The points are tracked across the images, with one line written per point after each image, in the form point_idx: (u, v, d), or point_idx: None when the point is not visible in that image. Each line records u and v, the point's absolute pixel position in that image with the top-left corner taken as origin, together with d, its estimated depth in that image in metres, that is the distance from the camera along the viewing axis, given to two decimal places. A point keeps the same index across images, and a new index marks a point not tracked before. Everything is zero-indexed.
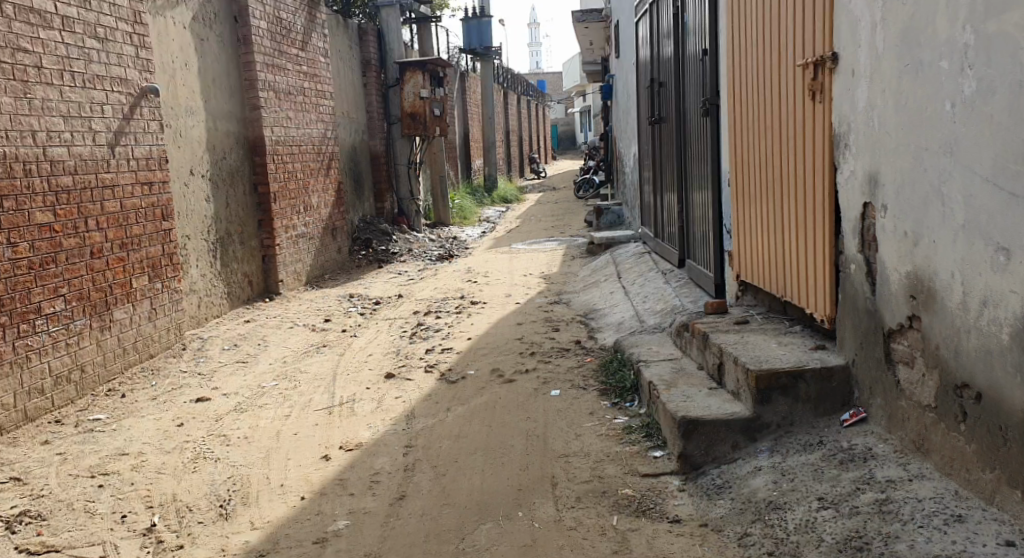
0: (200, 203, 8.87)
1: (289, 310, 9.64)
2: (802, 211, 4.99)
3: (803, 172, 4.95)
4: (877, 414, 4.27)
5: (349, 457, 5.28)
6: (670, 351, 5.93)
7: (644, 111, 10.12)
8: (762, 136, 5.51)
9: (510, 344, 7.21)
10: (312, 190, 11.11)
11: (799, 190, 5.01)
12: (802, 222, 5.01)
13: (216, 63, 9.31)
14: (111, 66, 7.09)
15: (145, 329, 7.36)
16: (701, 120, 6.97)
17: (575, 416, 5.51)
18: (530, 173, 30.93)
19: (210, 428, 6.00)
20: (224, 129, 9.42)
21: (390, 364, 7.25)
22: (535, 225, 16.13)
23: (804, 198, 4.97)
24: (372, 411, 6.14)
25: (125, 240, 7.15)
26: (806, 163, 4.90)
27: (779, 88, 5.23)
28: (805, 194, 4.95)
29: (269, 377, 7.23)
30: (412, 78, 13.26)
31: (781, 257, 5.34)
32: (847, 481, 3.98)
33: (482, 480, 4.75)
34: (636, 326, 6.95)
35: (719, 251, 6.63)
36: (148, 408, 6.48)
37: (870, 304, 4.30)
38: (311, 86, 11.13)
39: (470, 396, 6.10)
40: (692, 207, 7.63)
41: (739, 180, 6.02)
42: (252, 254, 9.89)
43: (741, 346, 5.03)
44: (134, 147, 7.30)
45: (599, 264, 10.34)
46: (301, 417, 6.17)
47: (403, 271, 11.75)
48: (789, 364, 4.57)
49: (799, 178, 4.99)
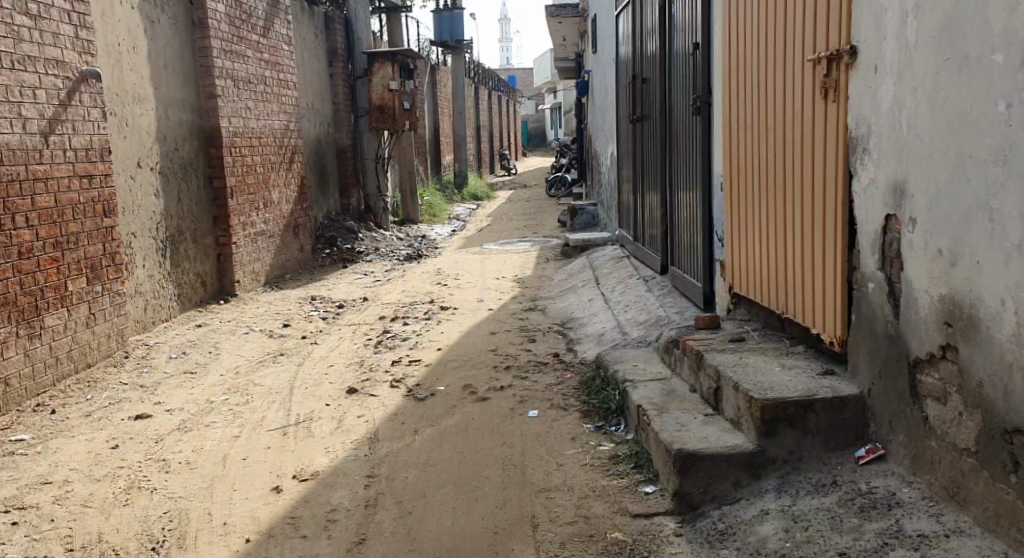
0: (149, 197, 8.26)
1: (246, 314, 9.02)
2: (801, 224, 4.40)
3: (803, 180, 4.35)
4: (898, 452, 3.74)
5: (302, 489, 4.72)
6: (658, 368, 5.37)
7: (626, 108, 9.53)
8: (755, 138, 4.91)
9: (482, 357, 6.64)
10: (272, 185, 10.49)
11: (797, 199, 4.42)
12: (801, 236, 4.41)
13: (169, 48, 8.68)
14: (46, 47, 6.57)
15: (82, 337, 6.85)
16: (691, 120, 6.39)
17: (555, 443, 4.92)
18: (501, 170, 30.36)
19: (148, 452, 5.46)
20: (178, 119, 8.81)
21: (351, 377, 6.66)
22: (506, 224, 15.55)
23: (803, 208, 4.38)
24: (332, 432, 5.57)
25: (59, 239, 6.63)
26: (809, 168, 4.29)
27: (774, 86, 4.63)
28: (805, 203, 4.35)
29: (219, 391, 6.66)
30: (380, 69, 12.65)
31: (775, 273, 4.74)
32: (872, 533, 3.47)
33: (452, 521, 4.18)
34: (618, 339, 6.39)
35: (708, 261, 6.05)
36: (81, 428, 5.93)
37: (893, 328, 3.75)
38: (272, 75, 10.50)
39: (439, 417, 5.53)
40: (678, 211, 7.04)
41: (729, 186, 5.42)
42: (206, 253, 9.27)
43: (740, 366, 4.41)
44: (71, 137, 6.78)
45: (575, 267, 9.78)
46: (250, 439, 5.60)
47: (369, 272, 11.16)
48: (797, 392, 3.98)
49: (800, 186, 4.39)
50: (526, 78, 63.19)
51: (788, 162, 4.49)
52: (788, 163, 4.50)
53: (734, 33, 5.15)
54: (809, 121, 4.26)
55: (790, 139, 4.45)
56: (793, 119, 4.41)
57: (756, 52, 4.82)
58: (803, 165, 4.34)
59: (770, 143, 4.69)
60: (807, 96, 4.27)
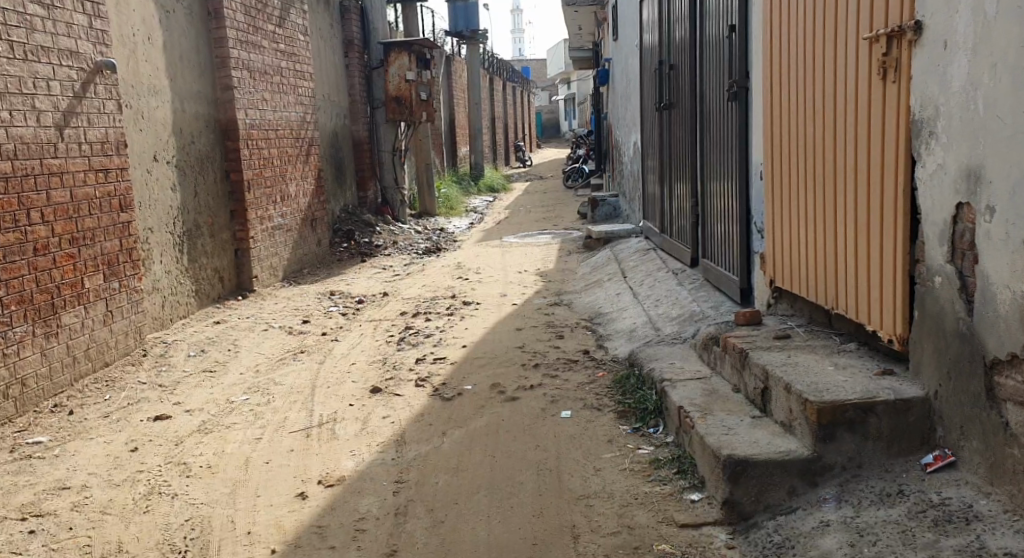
0: (165, 191, 8.07)
1: (264, 310, 8.82)
2: (853, 214, 4.17)
3: (856, 167, 4.13)
4: (971, 459, 3.53)
5: (329, 496, 4.51)
6: (697, 366, 5.16)
7: (651, 96, 9.31)
8: (800, 123, 4.68)
9: (510, 355, 6.42)
10: (289, 178, 10.29)
11: (848, 187, 4.19)
12: (853, 226, 4.18)
13: (183, 39, 8.48)
14: (59, 36, 6.38)
15: (99, 335, 6.67)
16: (726, 106, 6.17)
17: (592, 446, 4.71)
18: (514, 162, 30.12)
19: (168, 455, 5.28)
20: (193, 111, 8.61)
21: (375, 376, 6.46)
22: (525, 216, 15.33)
23: (856, 196, 4.15)
24: (357, 434, 5.36)
25: (75, 235, 6.47)
26: (863, 154, 4.07)
27: (822, 67, 4.40)
28: (858, 191, 4.12)
29: (239, 391, 6.47)
30: (397, 58, 12.46)
31: (821, 265, 4.52)
32: (950, 550, 3.27)
33: (489, 531, 3.98)
34: (651, 335, 6.18)
35: (746, 253, 5.83)
36: (98, 430, 5.75)
37: (965, 326, 3.53)
38: (288, 66, 10.29)
39: (468, 418, 5.33)
40: (710, 201, 6.83)
41: (769, 174, 5.19)
42: (223, 248, 9.08)
43: (790, 366, 4.18)
44: (87, 130, 6.60)
45: (599, 261, 9.55)
46: (273, 441, 5.40)
47: (388, 266, 10.96)
48: (856, 394, 3.77)
49: (852, 173, 4.16)
50: (538, 69, 62.90)
51: (839, 147, 4.26)
52: (838, 149, 4.27)
53: (777, 12, 4.91)
54: (864, 104, 4.04)
55: (841, 123, 4.23)
56: (845, 102, 4.19)
57: (802, 32, 4.59)
58: (856, 150, 4.12)
59: (817, 129, 4.47)
60: (862, 77, 4.04)
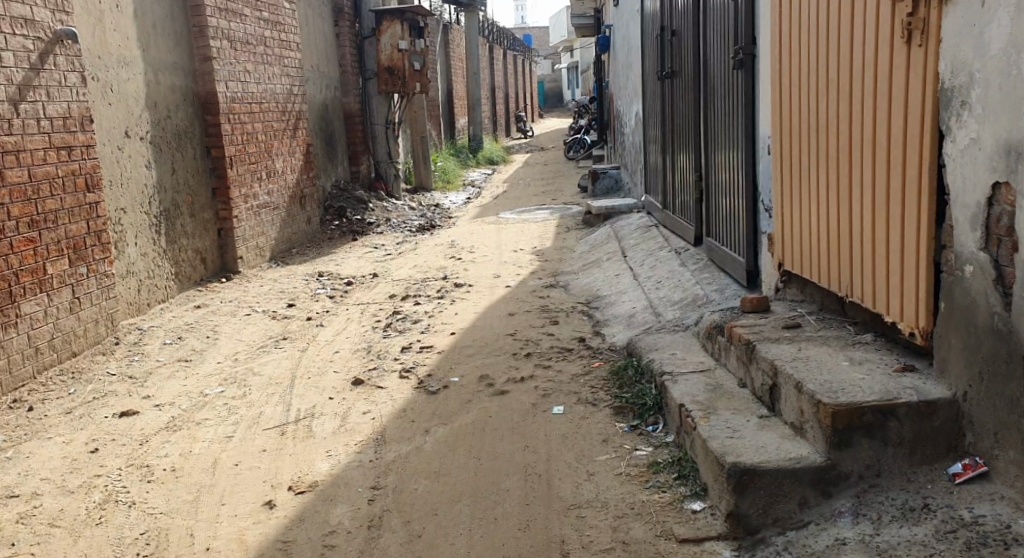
0: (139, 169, 7.68)
1: (248, 292, 8.43)
2: (870, 194, 3.78)
3: (874, 141, 3.73)
4: (1007, 471, 3.18)
5: (297, 504, 4.15)
6: (700, 357, 4.78)
7: (652, 64, 8.88)
8: (813, 91, 4.26)
9: (501, 343, 6.04)
10: (276, 153, 9.88)
11: (865, 165, 3.79)
12: (870, 207, 3.79)
13: (156, 7, 8.05)
14: (12, 4, 6.01)
15: (65, 324, 6.30)
16: (732, 73, 5.76)
17: (585, 446, 4.33)
18: (516, 133, 29.63)
19: (130, 456, 4.93)
20: (169, 84, 8.21)
21: (358, 365, 6.08)
22: (525, 190, 14.90)
23: (873, 174, 3.75)
24: (335, 432, 4.99)
25: (35, 218, 6.10)
26: (882, 126, 3.66)
27: (839, 28, 3.97)
28: (876, 168, 3.72)
29: (214, 382, 6.10)
30: (389, 28, 12.03)
31: (834, 249, 4.13)
32: None
33: (469, 548, 3.62)
34: (651, 321, 5.79)
35: (752, 233, 5.44)
36: (59, 427, 5.40)
37: (1001, 322, 3.17)
38: (273, 36, 9.85)
39: (453, 414, 4.96)
40: (714, 176, 6.44)
41: (778, 150, 4.79)
42: (205, 228, 8.68)
43: (801, 360, 3.80)
44: (46, 105, 6.25)
45: (598, 238, 9.16)
46: (245, 439, 5.04)
47: (380, 245, 10.56)
48: (875, 396, 3.40)
49: (870, 148, 3.76)
50: (540, 40, 62.16)
51: (856, 120, 3.86)
52: (854, 122, 3.87)
53: None
54: (884, 71, 3.63)
55: (859, 90, 3.82)
56: (863, 69, 3.78)
57: None
58: (875, 123, 3.72)
59: (831, 100, 4.07)
60: (883, 40, 3.63)
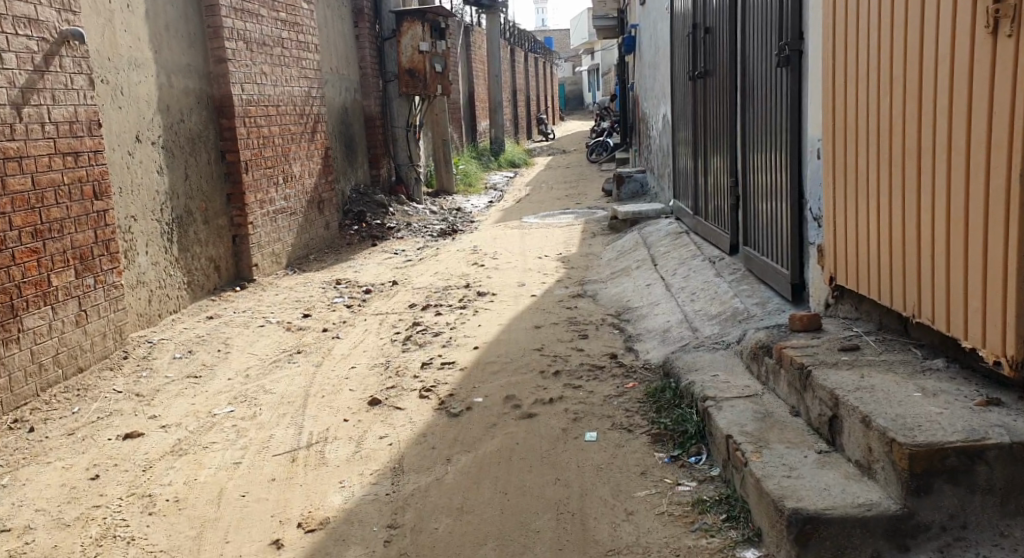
0: (150, 174, 7.36)
1: (262, 301, 8.07)
2: (960, 204, 3.43)
3: (966, 145, 3.39)
4: None
5: (311, 547, 3.82)
6: (744, 380, 4.39)
7: (683, 64, 8.51)
8: (876, 90, 3.89)
9: (527, 359, 5.67)
10: (293, 157, 9.53)
11: (954, 171, 3.45)
12: (958, 219, 3.44)
13: (169, 6, 7.74)
14: (15, 3, 5.70)
15: (70, 338, 5.97)
16: (774, 72, 5.39)
17: (621, 480, 3.97)
18: (537, 136, 29.25)
19: (132, 484, 4.60)
20: (182, 87, 7.88)
21: (375, 383, 5.71)
22: (548, 194, 14.51)
23: (965, 182, 3.40)
24: (349, 459, 4.64)
25: (39, 227, 5.78)
26: (979, 128, 3.32)
27: (913, 21, 3.61)
28: (970, 175, 3.38)
29: (224, 400, 5.75)
30: (410, 29, 11.63)
31: (903, 263, 3.76)
32: None
33: None
34: (688, 339, 5.39)
35: (798, 243, 5.06)
36: (59, 451, 5.08)
37: None
38: (291, 36, 9.51)
39: (477, 439, 4.60)
40: (752, 181, 6.05)
41: (830, 154, 4.42)
42: (219, 235, 8.34)
43: (865, 389, 3.45)
44: (51, 109, 5.93)
45: (627, 244, 8.78)
46: (254, 466, 4.68)
47: (400, 250, 10.20)
48: (960, 436, 3.11)
49: (960, 152, 3.41)
50: (561, 42, 61.72)
51: (939, 121, 3.51)
52: (937, 124, 3.52)
53: None
54: (982, 67, 3.28)
55: (944, 88, 3.47)
56: (950, 65, 3.43)
57: None
58: (968, 125, 3.37)
59: (902, 100, 3.71)
60: (980, 33, 3.29)
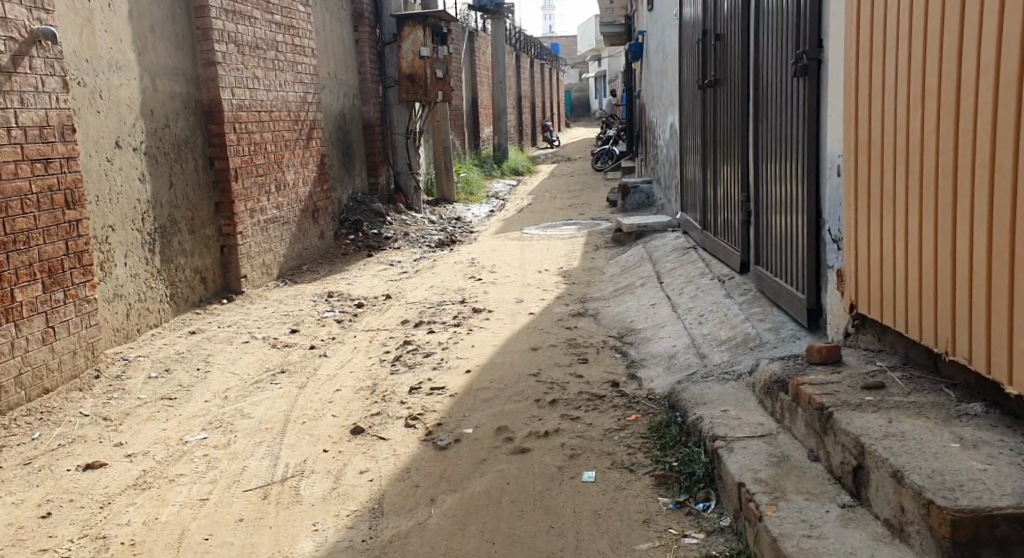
0: (131, 182, 6.89)
1: (249, 315, 7.54)
2: (1008, 227, 3.18)
3: (1015, 163, 3.14)
4: None
5: None
6: (758, 417, 4.05)
7: (693, 71, 8.14)
8: (911, 102, 3.64)
9: (523, 386, 5.27)
10: (286, 165, 9.05)
11: (1002, 191, 3.20)
12: (1005, 243, 3.19)
13: (155, 6, 7.27)
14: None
15: (35, 357, 5.58)
16: (789, 80, 5.05)
17: (621, 530, 3.74)
18: (544, 143, 28.90)
19: (86, 523, 4.27)
20: (169, 91, 7.41)
21: (359, 409, 5.31)
22: (551, 203, 14.12)
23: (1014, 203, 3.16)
24: (324, 498, 4.28)
25: (2, 238, 5.42)
26: None
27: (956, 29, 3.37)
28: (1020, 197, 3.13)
29: (198, 427, 5.32)
30: (411, 33, 11.25)
31: (946, 298, 3.47)
32: None
33: None
34: (697, 367, 5.00)
35: (814, 265, 4.68)
36: (13, 483, 4.72)
37: None
38: (286, 40, 9.06)
39: (466, 475, 4.29)
40: (764, 196, 5.67)
41: (851, 170, 4.13)
42: (206, 245, 7.82)
43: (895, 437, 3.24)
44: (19, 112, 5.56)
45: (631, 259, 8.39)
46: (221, 503, 4.32)
47: (396, 262, 9.81)
48: (1007, 500, 2.90)
49: (1009, 171, 3.17)
50: (568, 48, 61.37)
51: (984, 136, 3.27)
52: (982, 140, 3.28)
53: None
54: None
55: (989, 101, 3.23)
56: (997, 75, 3.20)
57: None
58: (1018, 141, 3.13)
59: (942, 113, 3.46)
60: None
